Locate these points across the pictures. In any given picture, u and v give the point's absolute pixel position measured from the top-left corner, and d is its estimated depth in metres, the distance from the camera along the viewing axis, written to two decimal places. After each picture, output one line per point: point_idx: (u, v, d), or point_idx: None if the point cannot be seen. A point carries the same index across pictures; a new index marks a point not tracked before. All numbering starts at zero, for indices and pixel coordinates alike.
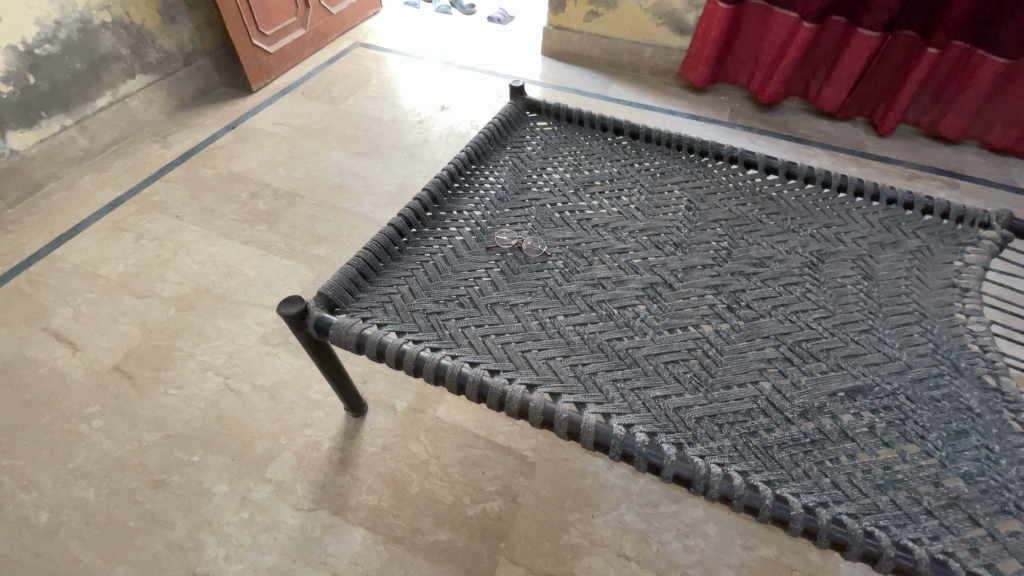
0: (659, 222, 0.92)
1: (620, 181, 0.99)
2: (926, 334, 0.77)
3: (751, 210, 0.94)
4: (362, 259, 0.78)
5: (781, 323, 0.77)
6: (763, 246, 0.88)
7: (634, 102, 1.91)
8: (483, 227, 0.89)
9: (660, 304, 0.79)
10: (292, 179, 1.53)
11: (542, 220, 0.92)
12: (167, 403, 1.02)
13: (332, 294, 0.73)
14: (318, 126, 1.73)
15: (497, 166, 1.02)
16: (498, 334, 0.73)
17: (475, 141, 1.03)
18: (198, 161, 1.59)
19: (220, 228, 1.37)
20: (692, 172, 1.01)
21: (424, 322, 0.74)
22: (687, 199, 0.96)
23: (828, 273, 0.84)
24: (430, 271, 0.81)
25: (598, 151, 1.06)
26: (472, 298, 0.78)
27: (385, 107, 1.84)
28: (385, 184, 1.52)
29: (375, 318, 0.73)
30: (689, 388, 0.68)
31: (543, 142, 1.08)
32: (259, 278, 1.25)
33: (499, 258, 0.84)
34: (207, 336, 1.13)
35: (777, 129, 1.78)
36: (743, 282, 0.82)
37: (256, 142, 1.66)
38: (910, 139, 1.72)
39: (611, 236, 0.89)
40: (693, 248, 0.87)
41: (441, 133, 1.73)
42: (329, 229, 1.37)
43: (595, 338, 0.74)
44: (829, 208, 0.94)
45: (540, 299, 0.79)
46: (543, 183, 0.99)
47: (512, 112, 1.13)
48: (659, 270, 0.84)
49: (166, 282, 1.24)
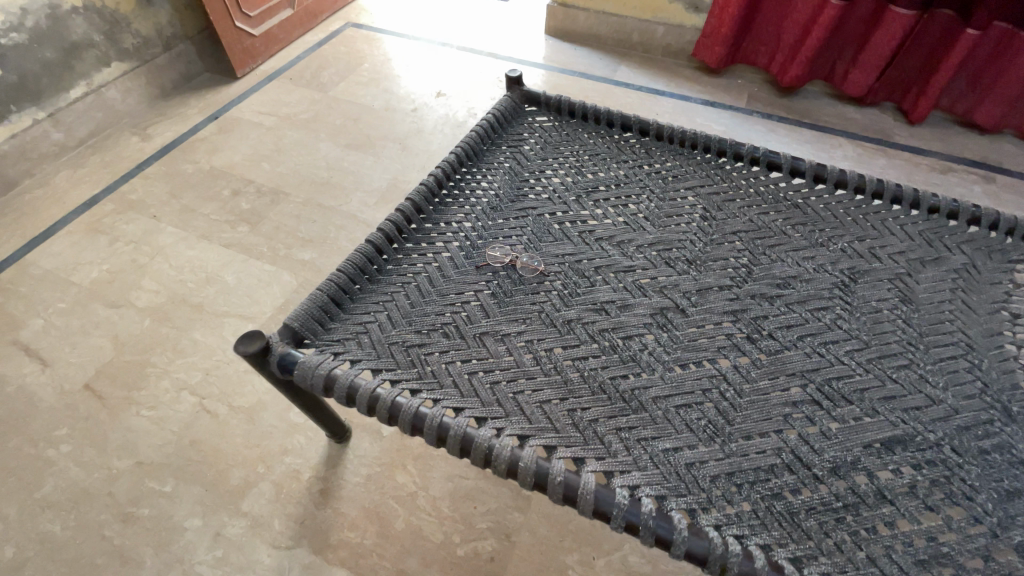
0: (670, 234, 0.82)
1: (628, 187, 0.89)
2: (973, 370, 0.68)
3: (774, 220, 0.84)
4: (335, 284, 0.70)
5: (808, 358, 0.68)
6: (788, 264, 0.78)
7: (643, 86, 1.78)
8: (473, 241, 0.80)
9: (670, 333, 0.70)
10: (278, 174, 1.43)
11: (539, 232, 0.82)
12: (140, 426, 0.96)
13: (299, 327, 0.65)
14: (306, 115, 1.63)
15: (491, 170, 0.92)
16: (486, 372, 0.65)
17: (466, 142, 0.93)
18: (178, 155, 1.49)
19: (199, 230, 1.29)
20: (708, 175, 0.91)
21: (403, 357, 0.65)
22: (702, 207, 0.86)
23: (860, 297, 0.74)
24: (412, 295, 0.72)
25: (603, 151, 0.95)
26: (460, 328, 0.69)
27: (377, 93, 1.72)
28: (375, 180, 1.42)
29: (347, 353, 0.65)
30: (703, 439, 0.60)
31: (542, 140, 0.97)
32: (240, 285, 1.17)
33: (490, 278, 0.76)
34: (183, 351, 1.06)
35: (799, 116, 1.65)
36: (765, 307, 0.73)
37: (240, 134, 1.56)
38: (942, 127, 1.59)
39: (617, 252, 0.80)
40: (709, 266, 0.78)
41: (436, 122, 1.62)
42: (314, 231, 1.29)
43: (596, 376, 0.65)
44: (862, 218, 0.84)
45: (535, 327, 0.70)
46: (542, 189, 0.89)
47: (508, 106, 1.02)
48: (670, 292, 0.75)
49: (141, 290, 1.16)
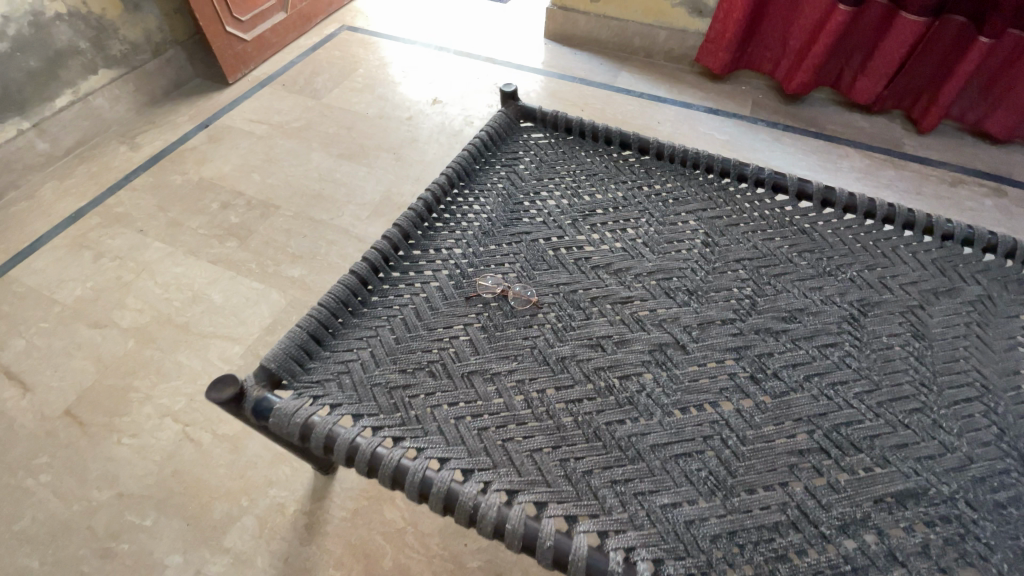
0: (670, 262, 0.78)
1: (627, 210, 0.85)
2: (989, 414, 0.64)
3: (779, 246, 0.80)
4: (316, 320, 0.66)
5: (816, 401, 0.64)
6: (793, 296, 0.74)
7: (645, 93, 1.73)
8: (463, 270, 0.76)
9: (670, 373, 0.66)
10: (268, 186, 1.40)
11: (533, 260, 0.79)
12: (121, 456, 0.93)
13: (276, 369, 0.62)
14: (299, 123, 1.59)
15: (483, 191, 0.88)
16: (474, 417, 0.61)
17: (457, 161, 0.89)
18: (167, 166, 1.46)
19: (187, 245, 1.25)
20: (711, 197, 0.87)
21: (386, 401, 0.62)
22: (704, 232, 0.82)
23: (870, 332, 0.71)
24: (397, 330, 0.69)
25: (601, 170, 0.91)
26: (447, 367, 0.66)
27: (370, 100, 1.68)
28: (367, 192, 1.38)
29: (327, 396, 0.61)
30: (704, 493, 0.56)
31: (537, 159, 0.93)
32: (226, 304, 1.14)
33: (481, 311, 0.72)
34: (167, 375, 1.03)
35: (804, 125, 1.60)
36: (770, 343, 0.69)
37: (230, 143, 1.52)
38: (951, 136, 1.54)
39: (614, 281, 0.76)
40: (710, 298, 0.74)
41: (431, 130, 1.58)
42: (304, 246, 1.25)
43: (591, 421, 0.61)
44: (872, 245, 0.80)
45: (527, 366, 0.66)
46: (536, 212, 0.85)
47: (502, 122, 0.98)
48: (669, 326, 0.71)
49: (126, 309, 1.13)
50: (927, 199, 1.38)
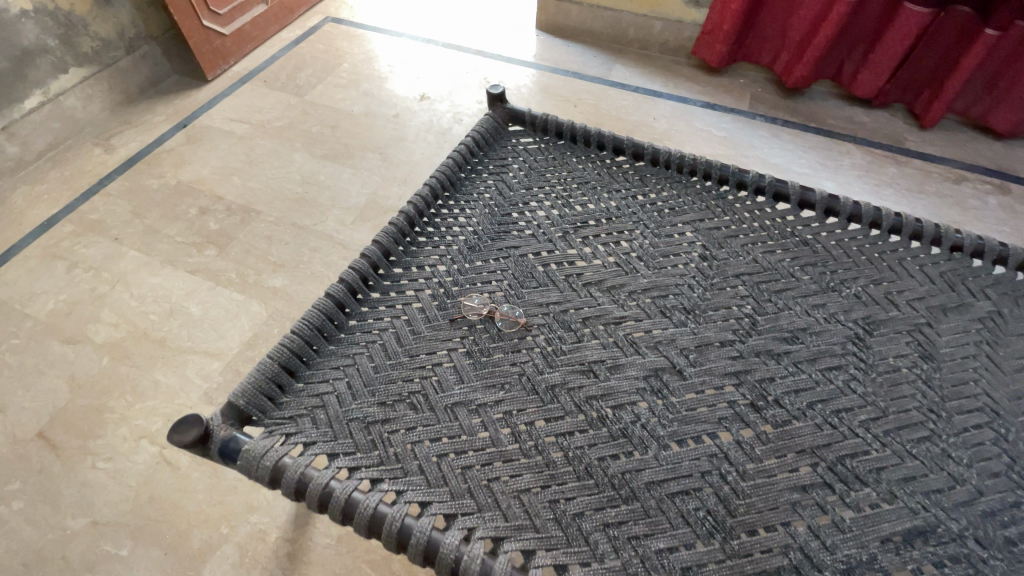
0: (666, 278, 0.74)
1: (620, 221, 0.81)
2: (999, 442, 0.61)
3: (781, 260, 0.76)
4: (288, 350, 0.62)
5: (819, 430, 0.61)
6: (795, 314, 0.71)
7: (640, 87, 1.68)
8: (447, 289, 0.72)
9: (666, 402, 0.63)
10: (248, 189, 1.34)
11: (521, 276, 0.74)
12: (96, 481, 0.89)
13: (245, 406, 0.58)
14: (280, 122, 1.53)
15: (470, 202, 0.83)
16: (458, 454, 0.58)
17: (441, 170, 0.84)
18: (144, 169, 1.40)
19: (164, 254, 1.20)
20: (708, 206, 0.82)
21: (363, 438, 0.58)
22: (701, 245, 0.78)
23: (876, 353, 0.67)
24: (376, 358, 0.64)
25: (593, 178, 0.87)
26: (429, 398, 0.62)
27: (356, 97, 1.62)
28: (353, 196, 1.33)
29: (300, 433, 0.58)
30: (702, 535, 0.53)
31: (526, 165, 0.89)
32: (205, 317, 1.09)
33: (466, 335, 0.68)
34: (143, 394, 0.99)
35: (804, 120, 1.56)
36: (771, 367, 0.66)
37: (209, 144, 1.46)
38: (954, 131, 1.50)
39: (607, 299, 0.72)
40: (709, 317, 0.70)
41: (418, 128, 1.52)
42: (286, 254, 1.20)
43: (582, 456, 0.58)
44: (877, 257, 0.76)
45: (515, 396, 0.62)
46: (526, 224, 0.80)
47: (489, 126, 0.93)
48: (665, 349, 0.67)
49: (100, 323, 1.09)
50: (930, 197, 1.34)
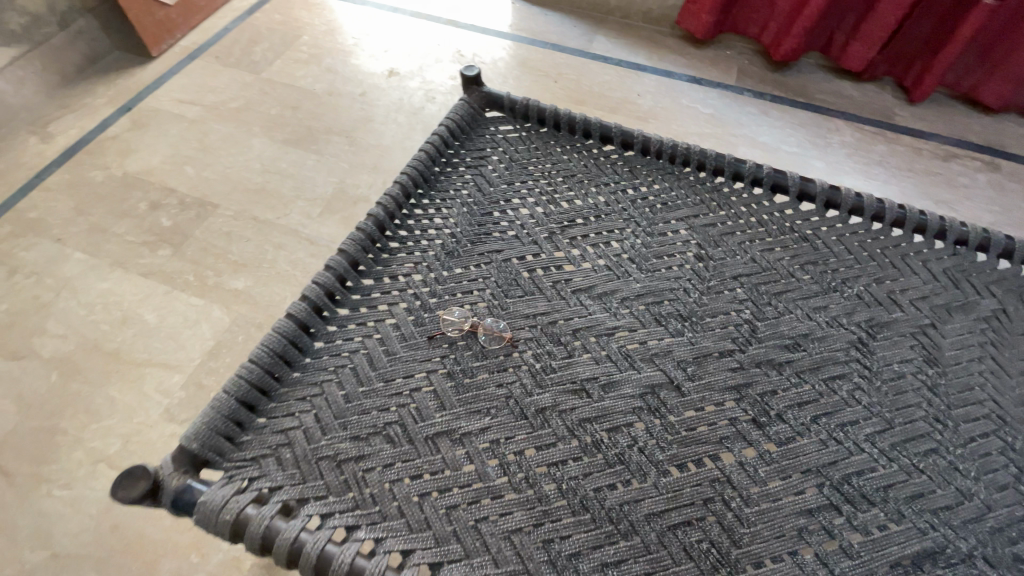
0: (661, 282, 0.69)
1: (610, 217, 0.75)
2: (1005, 451, 0.58)
3: (780, 258, 0.72)
4: (246, 382, 0.55)
5: (824, 447, 0.58)
6: (797, 318, 0.67)
7: (623, 61, 1.59)
8: (424, 301, 0.65)
9: (664, 422, 0.58)
10: (203, 181, 1.24)
11: (505, 283, 0.68)
12: (52, 511, 0.82)
13: (200, 450, 0.52)
14: (235, 104, 1.40)
15: (446, 200, 0.75)
16: (441, 492, 0.53)
17: (412, 165, 0.76)
18: (86, 159, 1.27)
19: (114, 255, 1.10)
20: (703, 200, 0.77)
21: (335, 479, 0.53)
22: (697, 244, 0.72)
23: (880, 358, 0.64)
24: (347, 385, 0.58)
25: (579, 170, 0.80)
26: (408, 429, 0.56)
27: (317, 74, 1.49)
28: (318, 185, 1.24)
29: (264, 477, 0.52)
30: (706, 571, 0.50)
31: (507, 157, 0.81)
32: (162, 325, 1.01)
33: (446, 354, 0.62)
34: (98, 413, 0.90)
35: (792, 94, 1.50)
36: (773, 378, 0.62)
37: (158, 130, 1.34)
38: (942, 105, 1.46)
39: (598, 307, 0.67)
40: (706, 325, 0.66)
41: (387, 108, 1.41)
42: (248, 252, 1.12)
43: (577, 488, 0.54)
44: (880, 253, 0.72)
45: (502, 423, 0.57)
46: (508, 224, 0.74)
47: (464, 112, 0.84)
48: (662, 362, 0.62)
49: (45, 335, 0.99)
50: (919, 176, 1.32)
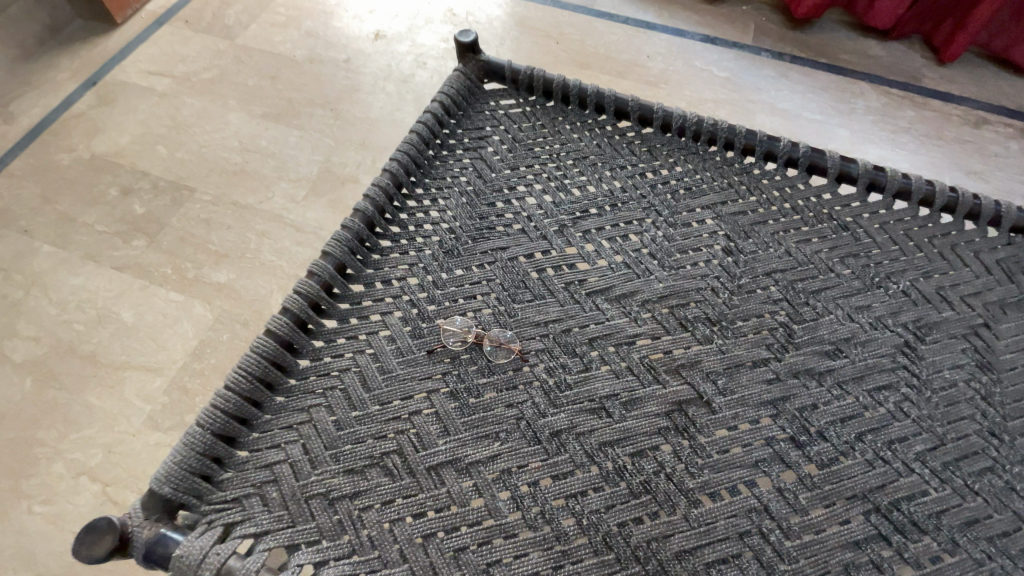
0: (686, 281, 0.61)
1: (628, 206, 0.66)
2: None
3: (817, 251, 0.64)
4: (223, 413, 0.49)
5: (871, 468, 0.53)
6: (837, 321, 0.60)
7: (631, 19, 1.46)
8: (422, 309, 0.58)
9: (694, 444, 0.52)
10: (177, 162, 1.14)
11: (512, 286, 0.61)
12: (36, 529, 0.77)
13: (173, 494, 0.46)
14: (209, 75, 1.28)
15: (443, 189, 0.67)
16: (449, 532, 0.47)
17: (403, 149, 0.67)
18: (50, 139, 1.16)
19: (85, 247, 1.02)
20: (732, 184, 0.68)
21: (329, 520, 0.47)
22: (726, 235, 0.65)
23: (929, 365, 0.58)
24: (338, 410, 0.52)
25: (592, 150, 0.71)
26: (408, 460, 0.50)
27: (297, 39, 1.36)
28: (303, 164, 1.14)
29: (248, 521, 0.46)
30: None
31: (510, 136, 0.71)
32: (140, 324, 0.94)
33: (448, 370, 0.55)
34: (76, 422, 0.84)
35: (814, 54, 1.38)
36: (812, 391, 0.56)
37: (126, 105, 1.22)
38: (974, 65, 1.35)
39: (617, 311, 0.60)
40: (738, 330, 0.59)
41: (374, 76, 1.30)
42: (229, 241, 1.03)
43: (599, 523, 0.48)
44: (928, 243, 0.65)
45: (513, 449, 0.51)
46: (513, 216, 0.65)
47: (459, 84, 0.74)
48: (689, 374, 0.56)
49: (15, 338, 0.91)
50: (948, 145, 1.23)
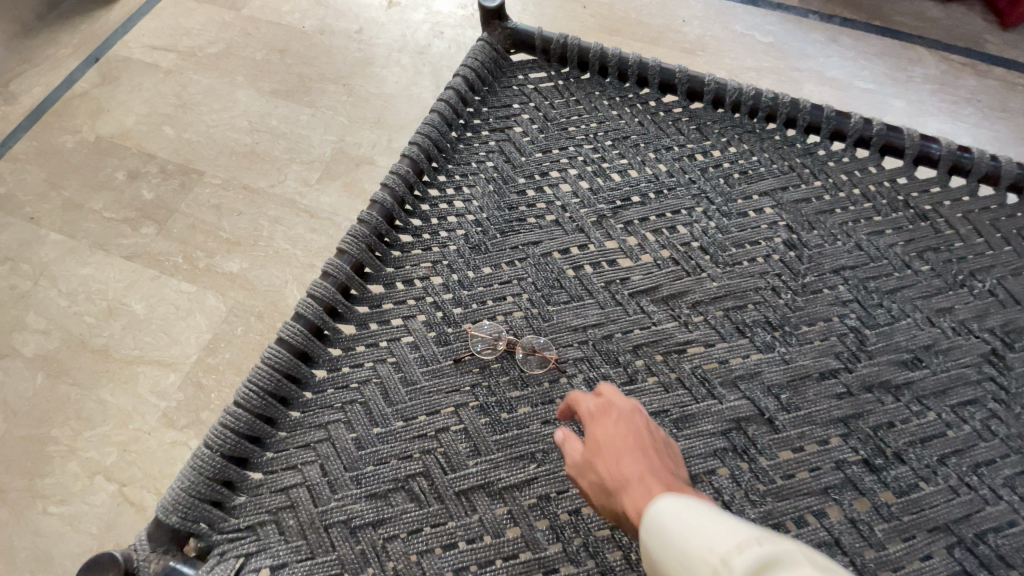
0: (743, 280, 0.54)
1: (676, 193, 0.59)
2: None
3: (892, 244, 0.57)
4: (233, 433, 0.45)
5: (955, 496, 0.47)
6: (915, 325, 0.53)
7: None
8: (447, 313, 0.52)
9: (755, 468, 0.47)
10: (185, 144, 1.08)
11: (546, 286, 0.54)
12: (54, 528, 0.75)
13: (182, 523, 0.42)
14: (215, 49, 1.21)
15: (468, 176, 0.60)
16: (482, 566, 0.43)
17: (423, 131, 0.60)
18: (53, 121, 1.12)
19: (93, 236, 0.98)
20: (793, 167, 0.60)
21: (351, 550, 0.43)
22: (787, 226, 0.57)
23: (1022, 377, 0.51)
24: (358, 427, 0.47)
25: (634, 130, 0.63)
26: (435, 484, 0.46)
27: (306, 8, 1.28)
28: (315, 144, 1.08)
29: (264, 552, 0.43)
30: None
31: (540, 114, 0.64)
32: (152, 316, 0.90)
33: (476, 382, 0.50)
34: (90, 419, 0.82)
35: (867, 16, 1.26)
36: (888, 407, 0.50)
37: (130, 83, 1.17)
38: None
39: (665, 315, 0.53)
40: (803, 337, 0.52)
41: (389, 47, 1.21)
42: (240, 228, 0.98)
43: None
44: (1020, 235, 0.57)
45: (552, 473, 0.46)
46: (546, 205, 0.59)
47: (484, 55, 0.66)
48: (748, 388, 0.50)
49: (26, 331, 0.89)
50: (1014, 117, 1.12)
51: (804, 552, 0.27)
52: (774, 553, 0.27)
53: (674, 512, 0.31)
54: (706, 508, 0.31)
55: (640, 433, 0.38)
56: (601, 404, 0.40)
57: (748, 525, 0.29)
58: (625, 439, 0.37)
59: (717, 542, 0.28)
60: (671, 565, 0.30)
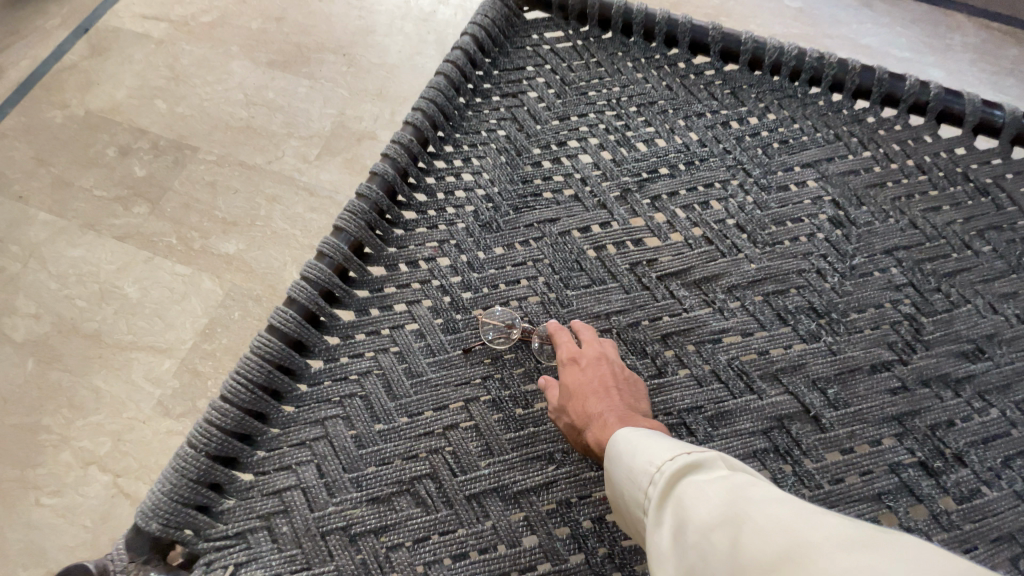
0: (785, 262, 0.49)
1: (708, 165, 0.53)
2: None
3: (951, 222, 0.51)
4: (219, 431, 0.40)
5: (1022, 503, 0.42)
6: (977, 312, 0.47)
7: None
8: (456, 298, 0.47)
9: (799, 471, 0.42)
10: (178, 118, 1.03)
11: (565, 268, 0.49)
12: (47, 520, 0.73)
13: (163, 530, 0.38)
14: (208, 17, 1.15)
15: (478, 146, 0.54)
16: None
17: (428, 96, 0.54)
18: (41, 95, 1.06)
19: (83, 216, 0.93)
20: (840, 136, 0.54)
21: (351, 560, 0.39)
22: (833, 202, 0.51)
23: None
24: (358, 423, 0.43)
25: (662, 94, 0.56)
26: (443, 487, 0.41)
27: None
28: (314, 119, 1.02)
29: (255, 563, 0.39)
30: None
31: (557, 77, 0.58)
32: (146, 300, 0.86)
33: (488, 374, 0.45)
34: (83, 408, 0.79)
35: None
36: (947, 404, 0.45)
37: (121, 55, 1.11)
38: None
39: (697, 301, 0.48)
40: (853, 325, 0.47)
41: (391, 13, 1.14)
42: (236, 207, 0.93)
43: None
44: None
45: (573, 475, 0.42)
46: (565, 178, 0.53)
47: (495, 10, 0.59)
48: (791, 381, 0.45)
49: (15, 316, 0.85)
50: None
51: (723, 458, 0.32)
52: (696, 459, 0.32)
53: (626, 442, 0.36)
54: (654, 435, 0.36)
55: (608, 377, 0.42)
56: (573, 354, 0.43)
57: (683, 445, 0.34)
58: (592, 383, 0.41)
59: (656, 458, 0.33)
60: (619, 478, 0.35)
